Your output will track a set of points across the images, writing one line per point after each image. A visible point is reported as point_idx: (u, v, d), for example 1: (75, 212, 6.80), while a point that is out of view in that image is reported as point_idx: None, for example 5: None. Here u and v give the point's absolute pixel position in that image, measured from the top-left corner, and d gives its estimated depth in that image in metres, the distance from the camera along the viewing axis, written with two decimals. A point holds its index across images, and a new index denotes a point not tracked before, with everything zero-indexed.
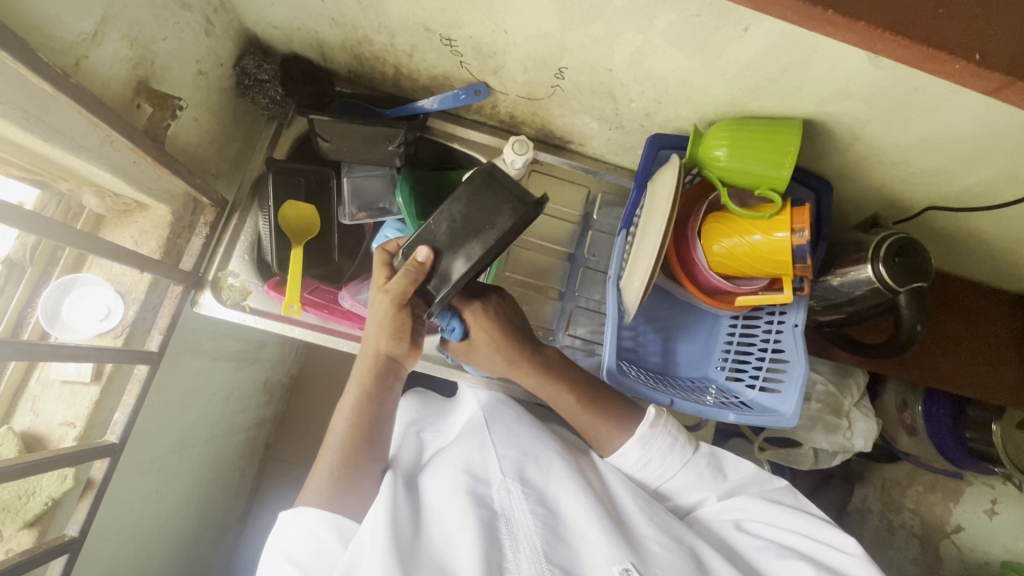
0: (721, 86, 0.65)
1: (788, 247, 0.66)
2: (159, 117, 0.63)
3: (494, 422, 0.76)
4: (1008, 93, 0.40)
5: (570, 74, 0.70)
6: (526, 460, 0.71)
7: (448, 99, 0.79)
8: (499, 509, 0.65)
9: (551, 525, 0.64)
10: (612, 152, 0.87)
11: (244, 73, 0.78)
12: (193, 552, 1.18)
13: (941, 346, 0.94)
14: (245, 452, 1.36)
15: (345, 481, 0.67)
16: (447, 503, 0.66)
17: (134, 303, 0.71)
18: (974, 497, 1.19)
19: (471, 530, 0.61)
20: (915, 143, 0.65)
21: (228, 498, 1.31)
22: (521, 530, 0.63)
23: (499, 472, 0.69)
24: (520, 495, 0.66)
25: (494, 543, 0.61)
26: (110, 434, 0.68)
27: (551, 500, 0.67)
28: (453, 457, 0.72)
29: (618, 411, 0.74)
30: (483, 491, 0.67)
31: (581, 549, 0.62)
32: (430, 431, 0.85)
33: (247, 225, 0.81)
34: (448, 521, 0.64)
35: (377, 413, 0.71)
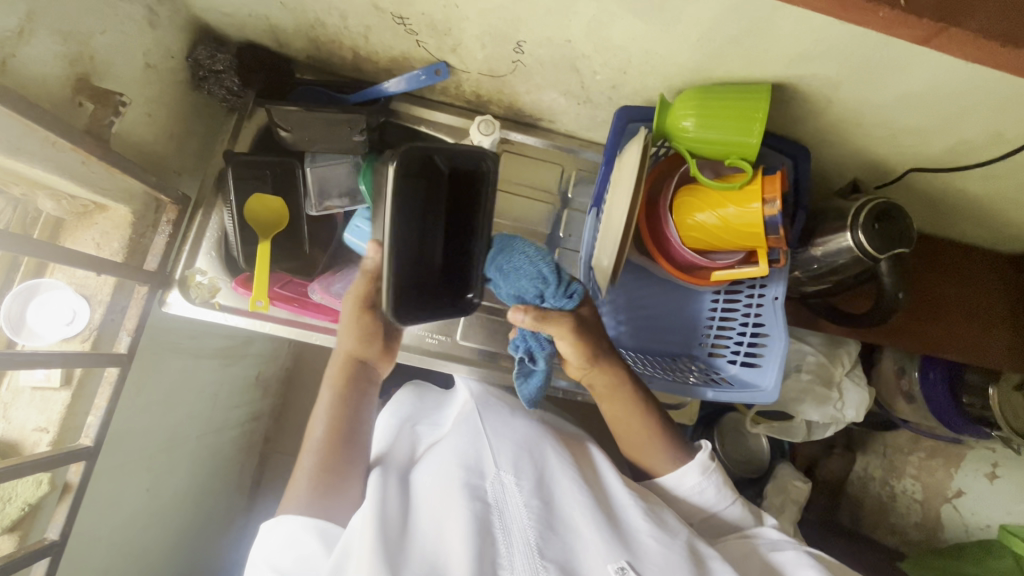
0: (685, 52, 0.62)
1: (760, 219, 0.63)
2: (102, 114, 0.62)
3: (488, 418, 0.75)
4: (942, 39, 0.40)
5: (529, 47, 0.67)
6: (521, 455, 0.69)
7: (411, 84, 0.76)
8: (494, 502, 0.64)
9: (547, 518, 0.63)
10: (584, 129, 0.85)
11: (197, 64, 0.75)
12: (196, 545, 1.20)
13: (933, 312, 0.91)
14: (243, 446, 1.38)
15: (323, 484, 0.68)
16: (441, 495, 0.64)
17: (101, 305, 0.70)
18: (974, 461, 1.18)
19: (463, 526, 0.59)
20: (891, 103, 0.62)
21: (227, 492, 1.32)
22: (514, 524, 0.61)
23: (494, 465, 0.67)
24: (515, 487, 0.65)
25: (488, 538, 0.59)
26: (85, 437, 0.68)
27: (546, 493, 0.66)
28: (447, 450, 0.70)
29: (677, 437, 0.77)
30: (478, 483, 0.65)
31: (575, 546, 0.62)
32: (426, 424, 0.83)
33: (212, 221, 0.79)
34: (439, 514, 0.63)
35: (353, 414, 0.74)
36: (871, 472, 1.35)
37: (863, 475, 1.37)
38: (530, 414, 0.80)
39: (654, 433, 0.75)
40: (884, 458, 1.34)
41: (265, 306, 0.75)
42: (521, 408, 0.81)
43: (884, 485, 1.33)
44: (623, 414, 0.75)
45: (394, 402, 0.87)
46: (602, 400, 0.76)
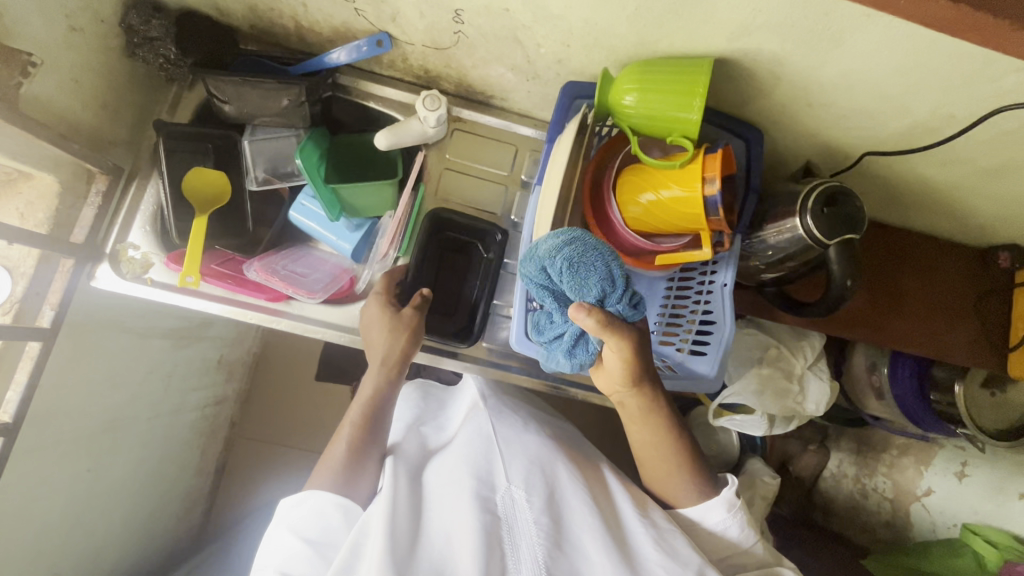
0: (625, 23, 0.59)
1: (700, 199, 0.61)
2: (7, 74, 0.60)
3: (501, 428, 0.73)
4: None
5: (468, 17, 0.64)
6: (534, 469, 0.67)
7: (360, 53, 0.73)
8: (503, 514, 0.62)
9: (555, 535, 0.60)
10: (538, 108, 0.82)
11: (131, 30, 0.72)
12: (151, 529, 1.19)
13: (895, 305, 0.89)
14: (205, 431, 1.36)
15: (355, 467, 0.68)
16: (451, 506, 0.63)
17: (23, 278, 0.67)
18: (945, 460, 1.16)
19: (471, 537, 0.57)
20: (839, 80, 0.60)
21: (186, 476, 1.31)
22: (523, 539, 0.60)
23: (505, 478, 0.65)
24: (525, 501, 0.63)
25: (495, 550, 0.58)
26: (3, 413, 0.66)
27: (557, 505, 0.64)
28: (457, 461, 0.69)
29: (706, 471, 0.72)
30: (489, 495, 0.63)
31: (582, 563, 0.59)
32: (431, 425, 0.82)
33: (148, 192, 0.77)
34: (450, 524, 0.61)
35: (390, 404, 0.74)
36: (844, 471, 1.34)
37: (836, 472, 1.36)
38: (541, 428, 0.79)
39: (683, 466, 0.71)
40: (857, 455, 1.32)
41: (197, 282, 0.73)
42: (532, 423, 0.79)
43: (856, 482, 1.31)
44: (655, 445, 0.71)
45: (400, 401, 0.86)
46: (631, 425, 0.71)
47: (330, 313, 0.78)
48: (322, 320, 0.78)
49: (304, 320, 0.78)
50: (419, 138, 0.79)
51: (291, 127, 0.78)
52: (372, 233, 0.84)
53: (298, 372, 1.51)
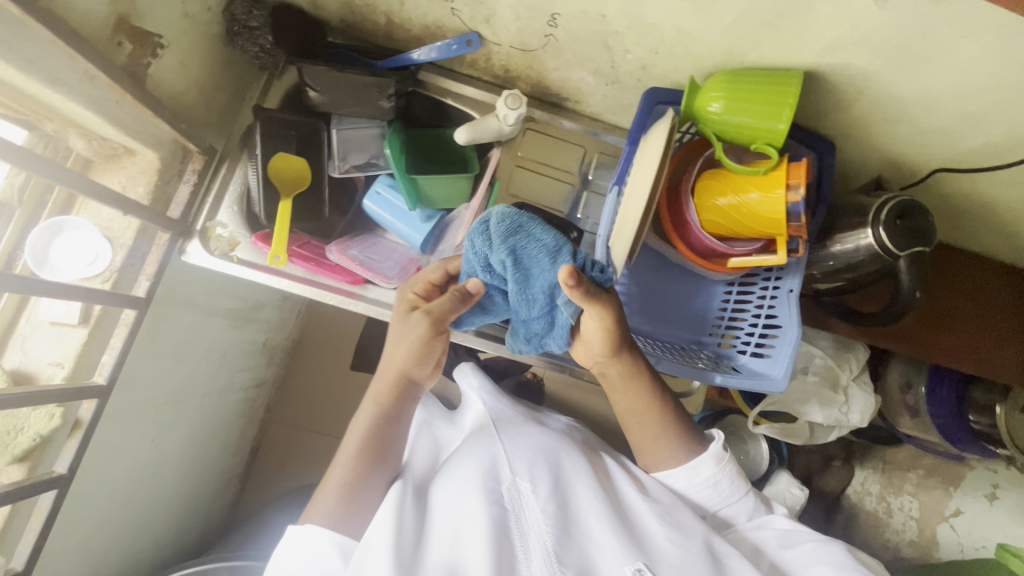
0: (719, 34, 0.62)
1: (783, 205, 0.64)
2: (140, 54, 0.63)
3: (503, 428, 0.77)
4: None
5: (563, 21, 0.67)
6: (536, 461, 0.71)
7: (439, 52, 0.77)
8: (510, 506, 0.65)
9: (562, 521, 0.64)
10: (609, 111, 0.85)
11: (233, 20, 0.76)
12: (192, 504, 1.21)
13: (947, 320, 0.90)
14: (245, 412, 1.39)
15: (356, 490, 0.69)
16: (460, 500, 0.66)
17: (122, 249, 0.71)
18: (976, 481, 1.18)
19: (481, 532, 0.61)
20: (922, 98, 0.62)
21: (226, 455, 1.33)
22: (532, 529, 0.63)
23: (510, 472, 0.69)
24: (531, 493, 0.66)
25: (505, 542, 0.61)
26: (99, 375, 0.69)
27: (563, 496, 0.68)
28: (465, 460, 0.71)
29: (687, 431, 0.76)
30: (496, 489, 0.66)
31: (592, 547, 0.63)
32: (441, 425, 0.86)
33: (236, 175, 0.80)
34: (458, 520, 0.64)
35: (388, 431, 0.73)
36: (870, 488, 1.33)
37: (860, 490, 1.35)
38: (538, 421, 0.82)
39: (661, 423, 0.75)
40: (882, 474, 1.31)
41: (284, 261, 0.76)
42: (532, 418, 0.83)
43: (881, 501, 1.30)
44: (636, 410, 0.75)
45: None
46: (615, 394, 0.76)
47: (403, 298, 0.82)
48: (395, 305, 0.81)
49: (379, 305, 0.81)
50: (496, 134, 0.82)
51: (376, 120, 0.81)
52: (443, 225, 0.86)
53: (333, 361, 1.54)
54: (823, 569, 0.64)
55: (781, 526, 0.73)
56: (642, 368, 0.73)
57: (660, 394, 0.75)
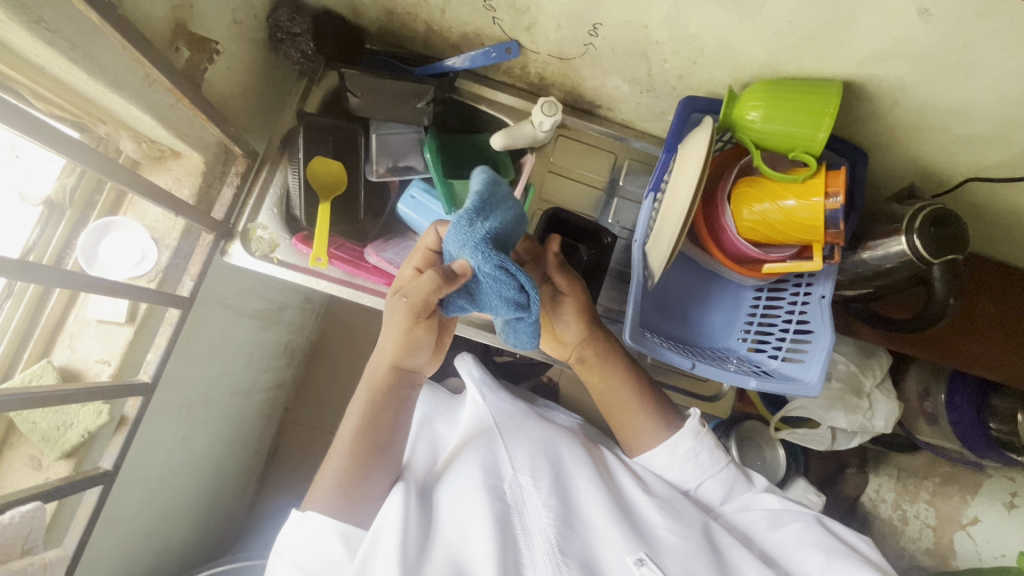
0: (760, 44, 0.63)
1: (821, 212, 0.65)
2: (197, 60, 0.64)
3: (505, 422, 0.78)
4: None
5: (604, 31, 0.69)
6: (536, 457, 0.72)
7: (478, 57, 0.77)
8: (512, 502, 0.67)
9: (565, 515, 0.66)
10: (641, 119, 0.86)
11: (275, 26, 0.77)
12: (215, 503, 1.22)
13: (973, 327, 0.91)
14: (265, 413, 1.39)
15: (352, 480, 0.68)
16: (465, 495, 0.68)
17: (168, 249, 0.72)
18: (992, 489, 1.17)
19: (486, 526, 0.63)
20: (958, 109, 0.63)
21: (247, 455, 1.34)
22: (535, 523, 0.65)
23: (511, 469, 0.71)
24: (533, 488, 0.68)
25: (509, 537, 0.63)
26: (144, 373, 0.70)
27: (564, 491, 0.70)
28: (467, 456, 0.73)
29: (665, 408, 0.78)
30: (497, 486, 0.68)
31: (594, 539, 0.65)
32: (443, 420, 0.86)
33: (276, 178, 0.81)
34: (465, 514, 0.66)
35: (383, 418, 0.70)
36: (883, 495, 1.33)
37: (875, 498, 1.35)
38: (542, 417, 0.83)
39: (638, 398, 0.78)
40: (897, 481, 1.32)
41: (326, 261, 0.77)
42: (536, 413, 0.82)
43: (896, 508, 1.30)
44: (614, 390, 0.78)
45: None
46: (589, 373, 0.79)
47: None
48: None
49: None
50: (531, 140, 0.83)
51: (412, 125, 0.82)
52: None
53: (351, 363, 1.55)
54: (813, 553, 0.65)
55: (769, 505, 0.73)
56: (616, 348, 0.78)
57: (634, 373, 0.79)
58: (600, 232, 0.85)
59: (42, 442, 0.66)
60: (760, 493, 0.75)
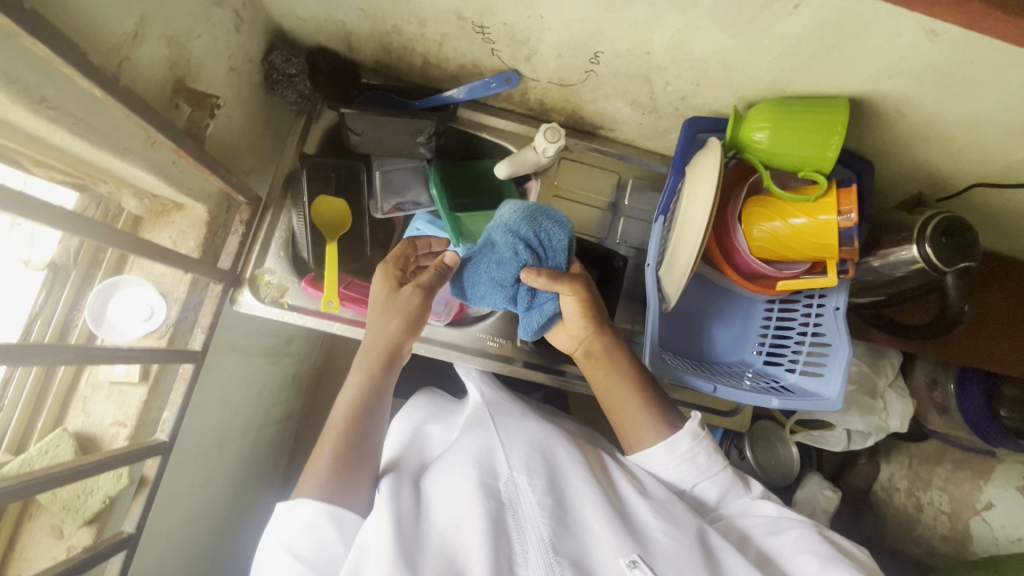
0: (764, 66, 0.63)
1: (834, 230, 0.65)
2: (199, 116, 0.61)
3: (500, 418, 0.71)
4: None
5: (605, 58, 0.68)
6: (533, 453, 0.65)
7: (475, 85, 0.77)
8: (507, 500, 0.59)
9: (559, 514, 0.59)
10: (643, 137, 0.86)
11: (271, 68, 0.76)
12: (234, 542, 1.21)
13: (983, 324, 0.91)
14: (276, 445, 1.38)
15: (338, 473, 0.61)
16: (455, 495, 0.60)
17: (176, 303, 0.71)
18: (1004, 475, 1.14)
19: (476, 525, 0.55)
20: (964, 119, 0.63)
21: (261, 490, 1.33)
22: (528, 522, 0.57)
23: (507, 465, 0.62)
24: (528, 485, 0.61)
25: (501, 535, 0.56)
26: (160, 433, 0.69)
27: (559, 487, 0.62)
28: (459, 453, 0.65)
29: (668, 409, 0.70)
30: (492, 483, 0.60)
31: (589, 540, 0.58)
32: (437, 421, 0.81)
33: (280, 222, 0.80)
34: (455, 514, 0.58)
35: (376, 398, 0.67)
36: (897, 483, 1.31)
37: (887, 486, 1.33)
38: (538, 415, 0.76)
39: (641, 391, 0.71)
40: (909, 468, 1.30)
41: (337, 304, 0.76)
42: (530, 412, 0.77)
43: (910, 496, 1.28)
44: (614, 386, 0.72)
45: (410, 407, 0.86)
46: (596, 370, 0.73)
47: (449, 334, 0.84)
48: (444, 340, 0.83)
49: (429, 341, 0.83)
50: (534, 166, 0.83)
51: (415, 157, 0.82)
52: None
53: None
54: (808, 559, 0.58)
55: (766, 512, 0.65)
56: (623, 344, 0.73)
57: (638, 373, 0.72)
58: (610, 257, 0.84)
59: (63, 512, 0.65)
60: (757, 499, 0.67)
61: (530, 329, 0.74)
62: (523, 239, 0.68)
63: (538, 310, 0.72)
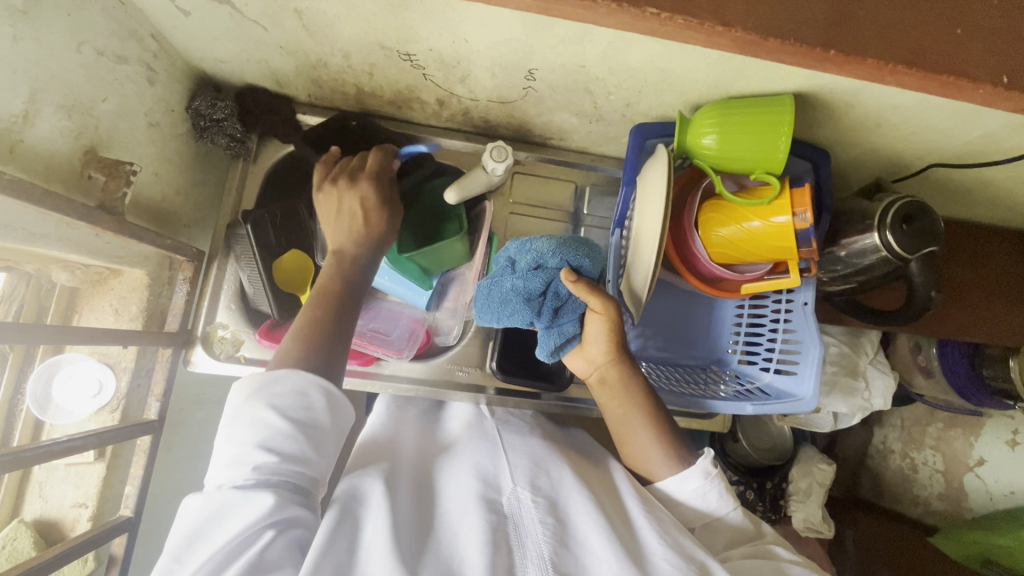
0: (704, 70, 0.60)
1: (792, 231, 0.63)
2: (114, 186, 0.59)
3: (507, 437, 0.70)
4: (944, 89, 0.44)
5: (541, 74, 0.65)
6: (537, 470, 0.64)
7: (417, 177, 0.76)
8: (509, 513, 0.57)
9: (560, 534, 0.55)
10: (596, 144, 0.83)
11: (197, 115, 0.72)
12: None
13: (960, 296, 0.89)
14: None
15: (311, 344, 0.60)
16: (456, 511, 0.58)
17: (125, 372, 0.69)
18: (994, 428, 1.08)
19: (476, 537, 0.53)
20: (915, 105, 0.61)
21: None
22: (529, 538, 0.54)
23: (510, 480, 0.61)
24: (531, 502, 0.58)
25: (501, 544, 0.53)
26: (124, 508, 0.67)
27: (562, 508, 0.59)
28: (463, 466, 0.64)
29: (683, 443, 0.68)
30: (494, 496, 0.58)
31: (589, 561, 0.54)
32: (433, 432, 0.77)
33: (228, 272, 0.77)
34: (454, 526, 0.56)
35: (351, 295, 0.66)
36: (891, 446, 1.27)
37: (882, 448, 1.30)
38: (548, 437, 0.75)
39: (655, 427, 0.68)
40: (902, 430, 1.25)
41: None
42: (536, 432, 0.75)
43: (904, 457, 1.24)
44: (630, 416, 0.69)
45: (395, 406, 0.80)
46: (611, 403, 0.70)
47: (415, 369, 0.82)
48: (411, 378, 0.82)
49: (395, 380, 0.82)
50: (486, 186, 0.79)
51: None
52: (442, 282, 0.85)
53: None
54: None
55: (778, 552, 0.62)
56: (642, 376, 0.69)
57: (655, 404, 0.69)
58: None
59: None
60: (768, 541, 0.65)
61: (545, 350, 0.67)
62: (553, 258, 0.63)
63: (557, 330, 0.67)
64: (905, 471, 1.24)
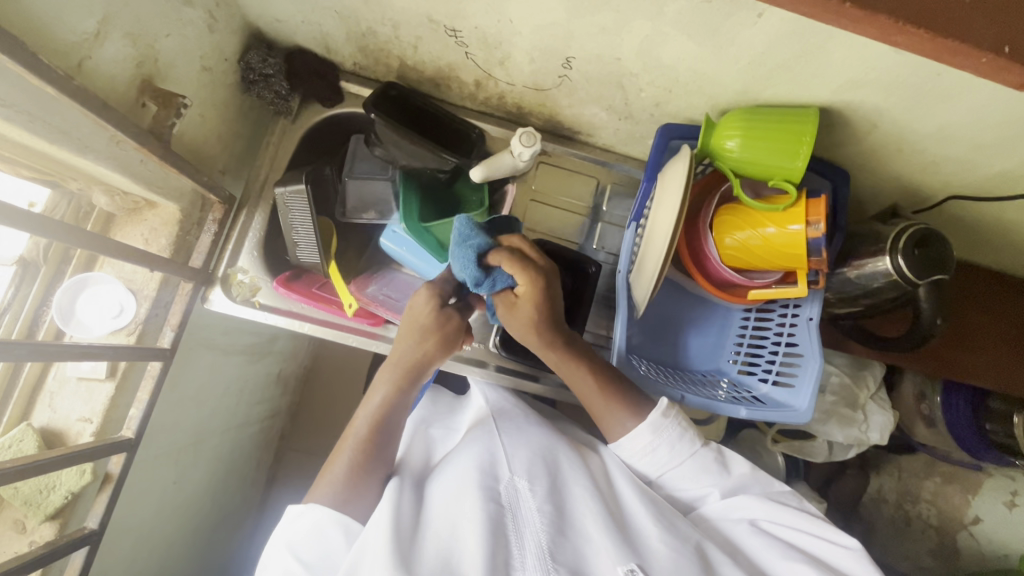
0: (735, 74, 0.62)
1: (803, 240, 0.65)
2: (164, 115, 0.63)
3: (502, 422, 0.70)
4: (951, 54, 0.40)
5: (578, 63, 0.68)
6: (535, 458, 0.64)
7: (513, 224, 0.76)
8: (507, 503, 0.59)
9: (558, 522, 0.58)
10: (622, 143, 0.86)
11: (248, 68, 0.76)
12: (228, 545, 1.16)
13: (967, 338, 0.89)
14: (276, 434, 1.28)
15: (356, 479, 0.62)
16: (455, 500, 0.59)
17: (146, 300, 0.72)
18: (993, 488, 1.07)
19: (475, 528, 0.55)
20: (935, 132, 0.62)
21: (257, 499, 1.25)
22: (528, 527, 0.57)
23: (508, 468, 0.62)
24: (529, 491, 0.60)
25: (500, 539, 0.55)
26: (127, 429, 0.70)
27: (560, 494, 0.61)
28: (462, 455, 0.65)
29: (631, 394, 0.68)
30: (493, 487, 0.60)
31: (586, 549, 0.56)
32: (440, 427, 0.78)
33: (256, 219, 0.81)
34: (454, 515, 0.58)
35: (394, 420, 0.67)
36: (885, 496, 1.22)
37: (875, 497, 1.24)
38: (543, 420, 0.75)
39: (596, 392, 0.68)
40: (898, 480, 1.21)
41: (354, 310, 0.78)
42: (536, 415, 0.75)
43: (899, 508, 1.20)
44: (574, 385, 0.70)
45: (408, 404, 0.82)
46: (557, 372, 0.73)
47: None
48: None
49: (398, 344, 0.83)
50: (511, 169, 0.82)
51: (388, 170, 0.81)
52: None
53: (348, 387, 1.35)
54: None
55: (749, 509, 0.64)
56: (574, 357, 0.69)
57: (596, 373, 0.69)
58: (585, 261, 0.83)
59: (24, 507, 0.66)
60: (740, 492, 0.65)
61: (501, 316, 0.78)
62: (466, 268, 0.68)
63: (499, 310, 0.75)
64: (897, 523, 1.20)
